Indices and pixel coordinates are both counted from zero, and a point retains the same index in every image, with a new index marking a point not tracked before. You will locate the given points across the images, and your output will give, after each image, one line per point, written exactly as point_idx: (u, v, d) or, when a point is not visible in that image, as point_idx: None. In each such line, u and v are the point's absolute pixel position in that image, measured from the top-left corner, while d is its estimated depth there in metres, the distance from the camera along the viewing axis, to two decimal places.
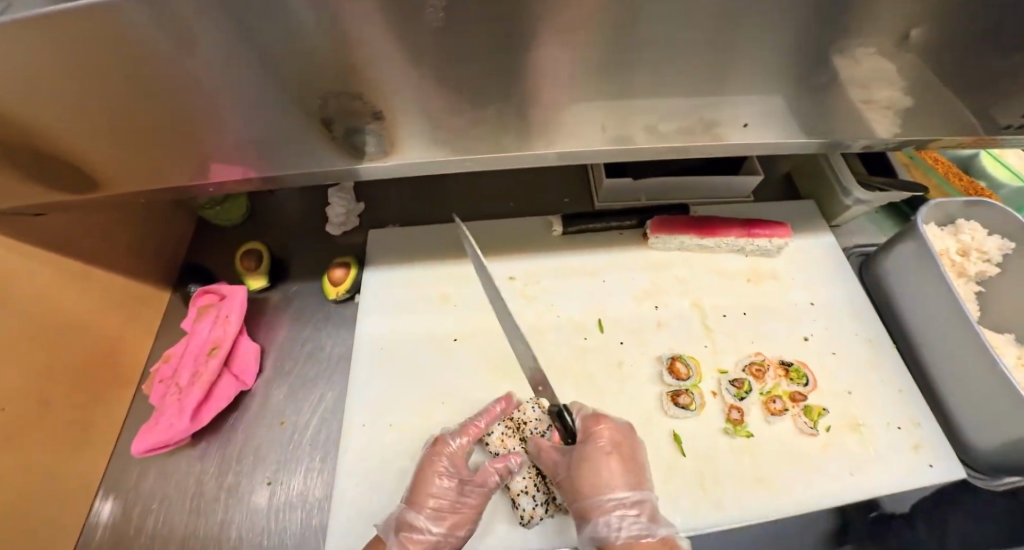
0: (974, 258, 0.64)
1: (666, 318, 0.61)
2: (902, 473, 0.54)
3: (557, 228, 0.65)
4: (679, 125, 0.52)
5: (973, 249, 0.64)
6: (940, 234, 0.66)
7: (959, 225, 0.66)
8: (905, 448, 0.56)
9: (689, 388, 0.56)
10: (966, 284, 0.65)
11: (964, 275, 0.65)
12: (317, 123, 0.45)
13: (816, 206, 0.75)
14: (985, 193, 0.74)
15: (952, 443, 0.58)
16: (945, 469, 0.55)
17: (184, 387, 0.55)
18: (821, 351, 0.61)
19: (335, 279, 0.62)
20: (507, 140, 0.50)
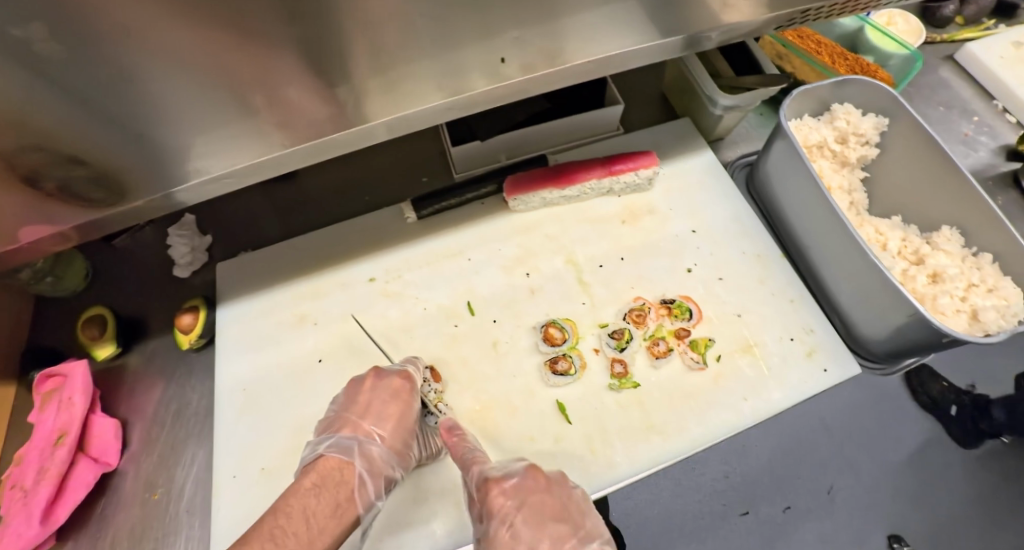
0: (852, 143, 0.65)
1: (539, 283, 0.63)
2: (798, 381, 0.60)
3: (410, 215, 0.67)
4: (522, 60, 0.56)
5: (850, 134, 0.65)
6: (816, 126, 0.66)
7: (834, 111, 0.66)
8: (800, 357, 0.61)
9: (567, 351, 0.59)
10: (852, 173, 0.67)
11: (849, 163, 0.66)
12: (72, 160, 0.46)
13: (692, 122, 0.73)
14: (869, 70, 0.73)
15: (851, 341, 0.65)
16: (839, 369, 0.61)
17: (29, 489, 0.57)
18: (708, 278, 0.64)
19: (185, 328, 0.66)
20: (346, 102, 0.51)
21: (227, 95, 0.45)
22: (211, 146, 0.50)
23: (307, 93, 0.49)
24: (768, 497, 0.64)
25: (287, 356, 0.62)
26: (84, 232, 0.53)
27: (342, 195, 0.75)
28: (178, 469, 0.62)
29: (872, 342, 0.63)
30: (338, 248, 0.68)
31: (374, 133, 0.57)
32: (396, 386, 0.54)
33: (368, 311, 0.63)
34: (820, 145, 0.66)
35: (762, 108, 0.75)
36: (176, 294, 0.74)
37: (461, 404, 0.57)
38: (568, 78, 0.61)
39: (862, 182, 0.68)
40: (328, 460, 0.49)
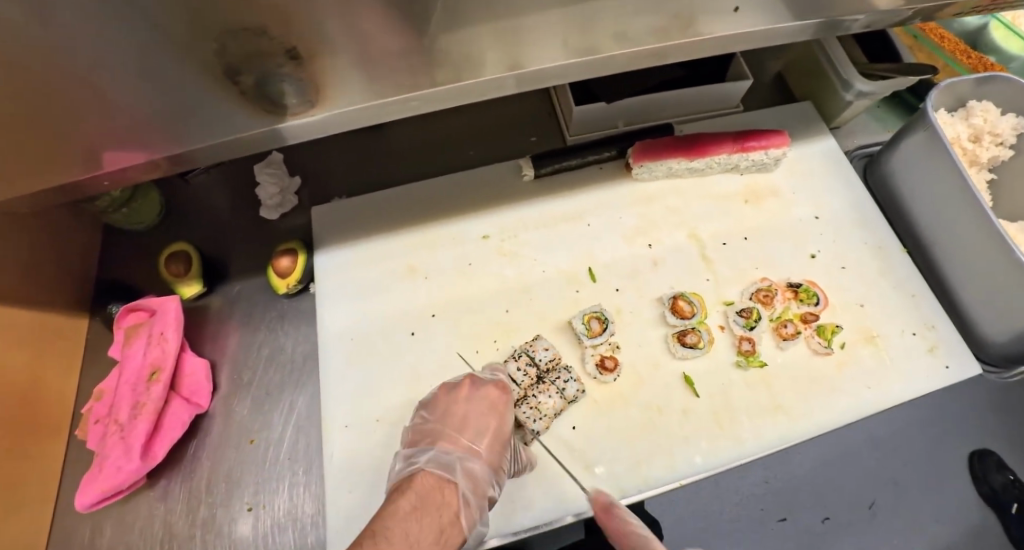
0: (987, 142, 0.63)
1: (662, 255, 0.61)
2: (921, 376, 0.58)
3: (528, 172, 0.63)
4: (654, 27, 0.52)
5: (987, 133, 0.63)
6: (951, 120, 0.64)
7: (970, 107, 0.64)
8: (923, 351, 0.59)
9: (694, 325, 0.57)
10: (978, 173, 0.64)
11: (978, 162, 0.64)
12: (210, 82, 0.41)
13: (814, 108, 0.71)
14: (994, 68, 0.72)
15: (970, 342, 0.63)
16: (960, 367, 0.59)
17: (127, 424, 0.56)
18: (831, 267, 0.62)
19: (282, 271, 0.63)
20: (501, 43, 0.47)
21: (408, 18, 0.41)
22: (364, 79, 0.46)
23: (480, 27, 0.45)
24: (805, 504, 0.63)
25: (395, 308, 0.59)
26: (176, 162, 0.49)
27: (442, 149, 0.71)
28: (274, 417, 0.60)
29: (992, 344, 0.61)
30: (446, 202, 0.65)
31: (500, 81, 0.52)
32: (492, 397, 0.49)
33: (482, 268, 0.61)
34: (953, 142, 0.63)
35: (881, 101, 0.74)
36: (259, 237, 0.70)
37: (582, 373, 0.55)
38: (701, 48, 0.57)
39: (986, 184, 0.66)
40: (427, 478, 0.43)
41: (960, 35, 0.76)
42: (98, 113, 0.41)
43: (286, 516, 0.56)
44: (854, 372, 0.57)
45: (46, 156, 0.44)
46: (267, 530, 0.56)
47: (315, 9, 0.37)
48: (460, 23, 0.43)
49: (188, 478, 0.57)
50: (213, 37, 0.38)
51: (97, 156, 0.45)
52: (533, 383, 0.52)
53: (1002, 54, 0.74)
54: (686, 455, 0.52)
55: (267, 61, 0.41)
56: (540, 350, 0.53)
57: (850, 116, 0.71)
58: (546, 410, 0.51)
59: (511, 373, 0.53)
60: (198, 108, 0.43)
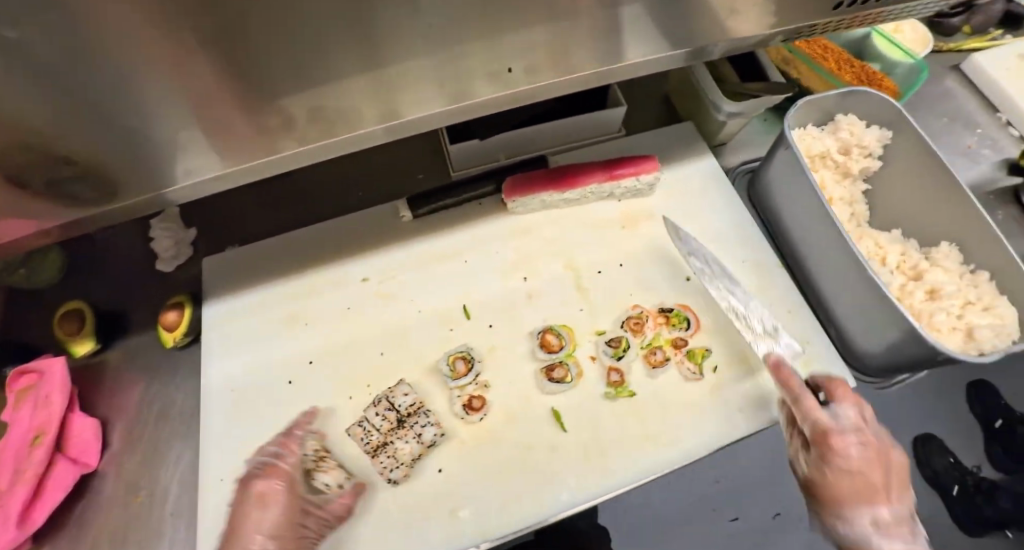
0: (856, 155, 0.65)
1: (537, 288, 0.62)
2: None
3: (406, 214, 0.65)
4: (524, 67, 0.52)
5: (854, 145, 0.64)
6: (819, 136, 0.65)
7: (838, 120, 0.65)
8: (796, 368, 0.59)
9: (564, 358, 0.58)
10: (853, 184, 0.66)
11: (849, 174, 0.66)
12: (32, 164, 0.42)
13: (695, 127, 0.72)
14: (876, 77, 0.73)
15: (847, 353, 0.64)
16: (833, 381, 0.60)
17: (7, 491, 0.57)
18: (707, 288, 0.63)
19: (169, 326, 0.64)
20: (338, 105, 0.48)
21: (223, 95, 0.42)
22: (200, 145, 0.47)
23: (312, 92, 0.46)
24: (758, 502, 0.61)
25: (277, 356, 0.60)
26: (68, 230, 0.50)
27: (334, 191, 0.73)
28: (163, 471, 0.61)
29: (867, 356, 0.62)
30: (330, 247, 0.66)
31: (369, 135, 0.53)
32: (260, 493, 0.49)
33: (361, 312, 0.62)
34: (822, 156, 0.65)
35: (768, 114, 0.75)
36: (156, 289, 0.71)
37: (450, 414, 0.56)
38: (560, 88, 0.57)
39: (862, 194, 0.68)
40: None
41: (844, 44, 0.77)
42: None
43: None
44: (726, 394, 0.58)
45: None
46: None
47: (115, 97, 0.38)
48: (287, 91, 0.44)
49: (75, 538, 0.58)
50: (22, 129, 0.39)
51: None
52: (392, 429, 0.54)
53: (885, 62, 0.76)
54: (555, 492, 0.53)
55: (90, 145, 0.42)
56: (399, 395, 0.55)
57: (729, 133, 0.72)
58: (403, 457, 0.52)
59: (371, 421, 0.54)
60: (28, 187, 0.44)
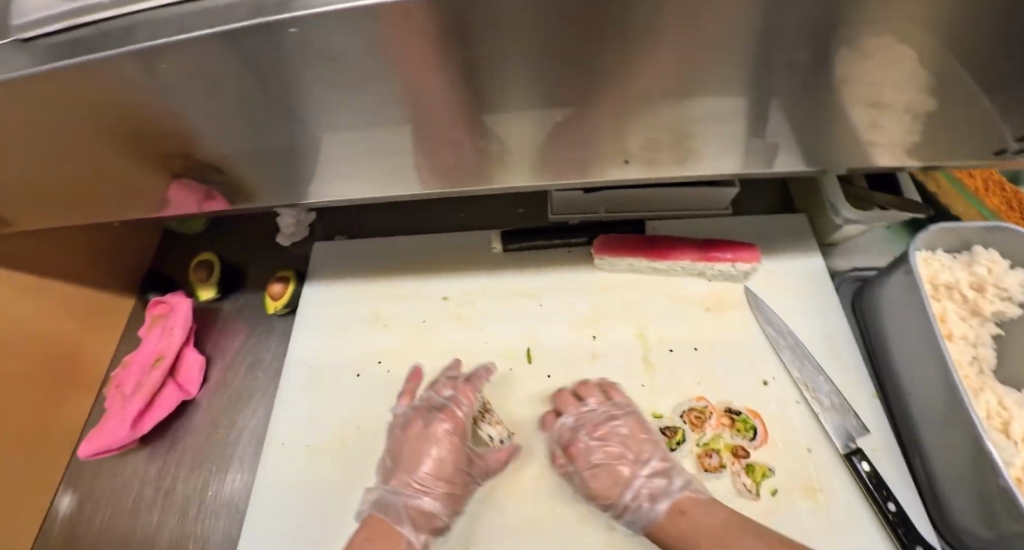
0: (988, 295, 0.56)
1: (603, 349, 0.61)
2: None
3: (497, 246, 0.68)
4: (645, 140, 0.48)
5: (989, 284, 0.56)
6: (949, 266, 0.58)
7: (975, 253, 0.58)
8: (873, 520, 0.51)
9: (622, 434, 0.55)
10: (980, 326, 0.56)
11: (979, 314, 0.57)
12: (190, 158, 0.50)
13: (808, 223, 0.69)
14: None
15: (939, 521, 0.53)
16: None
17: (128, 398, 0.68)
18: (785, 398, 0.57)
19: (275, 294, 0.72)
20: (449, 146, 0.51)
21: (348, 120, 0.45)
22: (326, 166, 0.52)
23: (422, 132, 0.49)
24: None
25: (354, 348, 0.66)
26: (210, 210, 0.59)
27: (441, 206, 0.77)
28: (240, 418, 0.69)
29: (966, 534, 0.51)
30: (423, 260, 0.70)
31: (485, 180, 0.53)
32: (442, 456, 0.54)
33: (433, 328, 0.65)
34: (948, 287, 0.57)
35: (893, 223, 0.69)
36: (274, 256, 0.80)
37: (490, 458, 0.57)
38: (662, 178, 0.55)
39: (992, 339, 0.58)
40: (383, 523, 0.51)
41: None
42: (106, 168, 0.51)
43: (219, 510, 0.64)
44: (780, 523, 0.51)
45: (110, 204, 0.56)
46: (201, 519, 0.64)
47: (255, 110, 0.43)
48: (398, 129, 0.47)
49: (167, 452, 0.69)
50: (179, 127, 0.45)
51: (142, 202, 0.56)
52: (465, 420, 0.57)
53: None
54: None
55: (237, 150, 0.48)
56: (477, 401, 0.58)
57: (844, 237, 0.67)
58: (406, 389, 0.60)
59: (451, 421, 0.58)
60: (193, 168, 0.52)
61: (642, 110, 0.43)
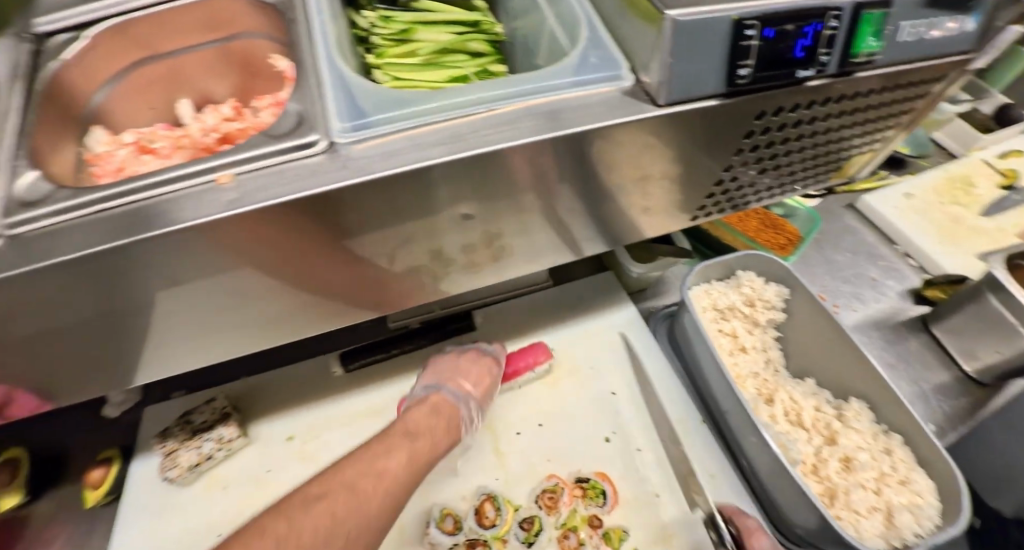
0: (760, 308, 0.63)
1: (453, 452, 0.60)
2: None
3: (337, 370, 0.68)
4: None
5: (757, 299, 0.63)
6: (723, 291, 0.64)
7: (739, 276, 0.65)
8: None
9: (492, 538, 0.54)
10: (761, 334, 0.63)
11: (759, 324, 0.64)
12: None
13: (615, 278, 0.74)
14: (778, 234, 0.73)
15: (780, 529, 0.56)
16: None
17: None
18: (627, 450, 0.60)
19: (93, 483, 0.64)
20: None
21: None
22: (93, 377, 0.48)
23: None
24: None
25: (180, 528, 0.59)
26: None
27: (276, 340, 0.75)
28: None
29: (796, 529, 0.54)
30: (267, 402, 0.67)
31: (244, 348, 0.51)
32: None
33: (278, 476, 0.62)
34: (729, 309, 0.64)
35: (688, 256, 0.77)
36: (100, 433, 0.74)
37: None
38: None
39: (775, 342, 0.65)
40: None
41: None
42: None
43: None
44: None
45: None
46: None
47: None
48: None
49: None
50: None
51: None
52: (207, 439, 0.62)
53: (784, 205, 0.75)
54: None
55: None
56: (205, 442, 0.62)
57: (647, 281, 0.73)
58: (181, 462, 0.60)
59: (204, 445, 0.62)
60: None
61: (396, 239, 0.45)
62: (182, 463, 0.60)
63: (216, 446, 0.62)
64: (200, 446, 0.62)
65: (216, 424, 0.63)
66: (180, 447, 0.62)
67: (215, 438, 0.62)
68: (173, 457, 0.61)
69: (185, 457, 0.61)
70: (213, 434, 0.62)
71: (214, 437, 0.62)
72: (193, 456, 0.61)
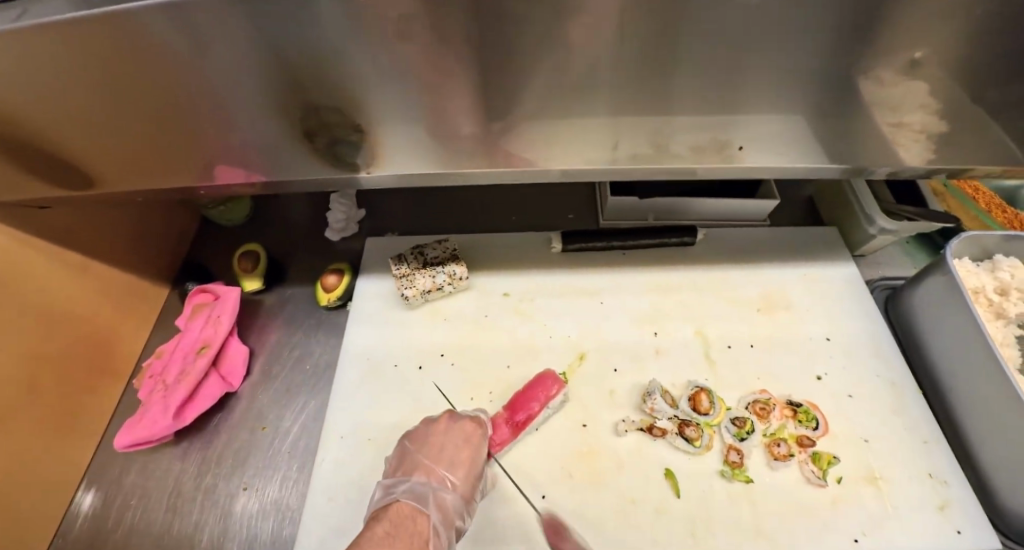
0: (1013, 297, 0.62)
1: (666, 346, 0.63)
2: (925, 535, 0.52)
3: (557, 245, 0.70)
4: (694, 144, 0.57)
5: (1014, 288, 0.62)
6: (975, 271, 0.64)
7: (997, 261, 0.64)
8: (929, 507, 0.53)
9: (703, 425, 0.57)
10: (1004, 327, 0.61)
11: (1004, 316, 0.61)
12: (293, 136, 0.53)
13: (839, 234, 0.74)
14: None
15: (987, 509, 0.56)
16: (975, 535, 0.52)
17: (171, 385, 0.65)
18: (838, 393, 0.61)
19: (328, 286, 0.72)
20: (530, 130, 0.53)
21: (457, 86, 0.48)
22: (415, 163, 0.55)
23: (514, 114, 0.51)
24: None
25: (407, 339, 0.66)
26: (268, 187, 0.61)
27: (489, 210, 0.80)
28: (289, 411, 0.67)
29: (1016, 519, 0.53)
30: (487, 260, 0.71)
31: (546, 172, 0.59)
32: (467, 431, 0.53)
33: (494, 322, 0.66)
34: (976, 291, 0.63)
35: (910, 237, 0.76)
36: (319, 254, 0.80)
37: (569, 455, 0.56)
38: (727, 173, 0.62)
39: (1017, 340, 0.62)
40: (402, 507, 0.47)
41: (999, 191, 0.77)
42: (193, 129, 0.52)
43: (269, 524, 0.60)
44: (853, 514, 0.53)
45: (170, 170, 0.57)
46: (238, 529, 0.60)
47: (377, 64, 0.46)
48: (495, 111, 0.51)
49: (206, 445, 0.65)
50: (290, 84, 0.48)
51: (236, 158, 0.56)
52: (438, 272, 0.67)
53: None
54: None
55: (344, 126, 0.52)
56: (438, 274, 0.66)
57: (870, 249, 0.73)
58: (417, 284, 0.66)
59: (436, 277, 0.67)
60: (297, 144, 0.55)
61: None
62: (418, 285, 0.66)
63: (446, 282, 0.67)
64: (433, 276, 0.67)
65: (448, 262, 0.67)
66: (414, 272, 0.67)
67: (446, 273, 0.67)
68: (408, 279, 0.66)
69: (419, 281, 0.66)
70: (445, 270, 0.67)
71: (445, 272, 0.67)
72: (428, 284, 0.66)
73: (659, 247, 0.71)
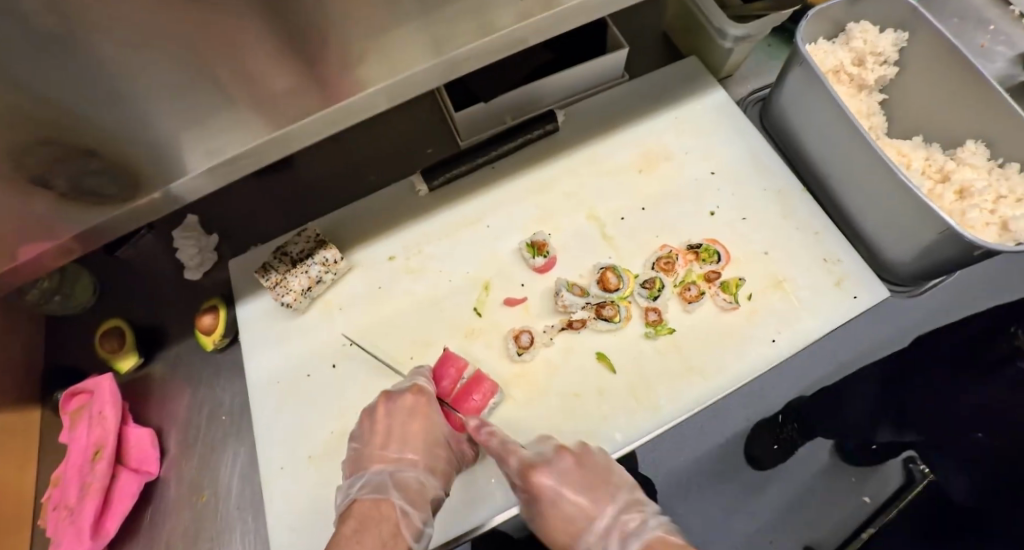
0: (870, 63, 0.65)
1: (562, 242, 0.62)
2: (830, 311, 0.59)
3: (422, 187, 0.65)
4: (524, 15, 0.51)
5: (868, 54, 0.64)
6: (832, 50, 0.65)
7: (850, 31, 0.65)
8: (829, 287, 0.60)
9: (617, 300, 0.59)
10: (869, 96, 0.67)
11: (865, 86, 0.66)
12: (59, 176, 0.43)
13: (700, 62, 0.72)
14: None
15: (881, 263, 0.63)
16: (869, 295, 0.59)
17: (77, 507, 0.57)
18: (732, 220, 0.63)
19: (206, 328, 0.65)
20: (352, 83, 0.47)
21: (239, 57, 0.39)
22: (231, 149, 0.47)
23: (317, 64, 0.43)
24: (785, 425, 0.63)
25: (311, 343, 0.61)
26: (86, 243, 0.49)
27: (347, 176, 0.73)
28: (220, 470, 0.62)
29: (897, 266, 0.62)
30: (357, 231, 0.65)
31: (370, 104, 0.49)
32: (410, 405, 0.52)
33: (391, 289, 0.62)
34: (836, 70, 0.65)
35: (771, 39, 0.76)
36: (187, 297, 0.71)
37: (503, 359, 0.57)
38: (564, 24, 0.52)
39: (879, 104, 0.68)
40: (364, 503, 0.46)
41: None
42: None
43: None
44: (774, 326, 0.58)
45: None
46: None
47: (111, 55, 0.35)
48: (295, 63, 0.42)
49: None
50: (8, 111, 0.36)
51: (34, 231, 0.46)
52: (307, 267, 0.61)
53: None
54: (608, 433, 0.54)
55: (103, 144, 0.42)
56: (312, 267, 0.60)
57: (735, 64, 0.72)
58: (293, 287, 0.60)
59: (314, 272, 0.61)
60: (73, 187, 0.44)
61: None
62: (300, 284, 0.60)
63: (325, 273, 0.61)
64: (306, 271, 0.61)
65: (316, 250, 0.61)
66: (285, 276, 0.60)
67: (318, 263, 0.61)
68: (289, 290, 0.60)
69: (294, 281, 0.60)
70: (318, 261, 0.61)
71: (317, 262, 0.61)
72: (308, 280, 0.60)
73: (527, 144, 0.67)
